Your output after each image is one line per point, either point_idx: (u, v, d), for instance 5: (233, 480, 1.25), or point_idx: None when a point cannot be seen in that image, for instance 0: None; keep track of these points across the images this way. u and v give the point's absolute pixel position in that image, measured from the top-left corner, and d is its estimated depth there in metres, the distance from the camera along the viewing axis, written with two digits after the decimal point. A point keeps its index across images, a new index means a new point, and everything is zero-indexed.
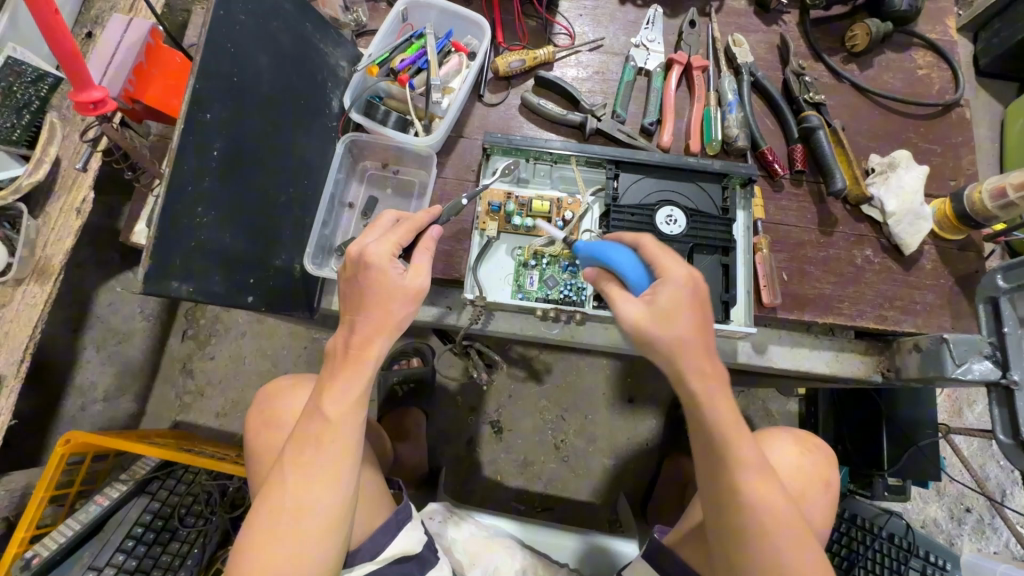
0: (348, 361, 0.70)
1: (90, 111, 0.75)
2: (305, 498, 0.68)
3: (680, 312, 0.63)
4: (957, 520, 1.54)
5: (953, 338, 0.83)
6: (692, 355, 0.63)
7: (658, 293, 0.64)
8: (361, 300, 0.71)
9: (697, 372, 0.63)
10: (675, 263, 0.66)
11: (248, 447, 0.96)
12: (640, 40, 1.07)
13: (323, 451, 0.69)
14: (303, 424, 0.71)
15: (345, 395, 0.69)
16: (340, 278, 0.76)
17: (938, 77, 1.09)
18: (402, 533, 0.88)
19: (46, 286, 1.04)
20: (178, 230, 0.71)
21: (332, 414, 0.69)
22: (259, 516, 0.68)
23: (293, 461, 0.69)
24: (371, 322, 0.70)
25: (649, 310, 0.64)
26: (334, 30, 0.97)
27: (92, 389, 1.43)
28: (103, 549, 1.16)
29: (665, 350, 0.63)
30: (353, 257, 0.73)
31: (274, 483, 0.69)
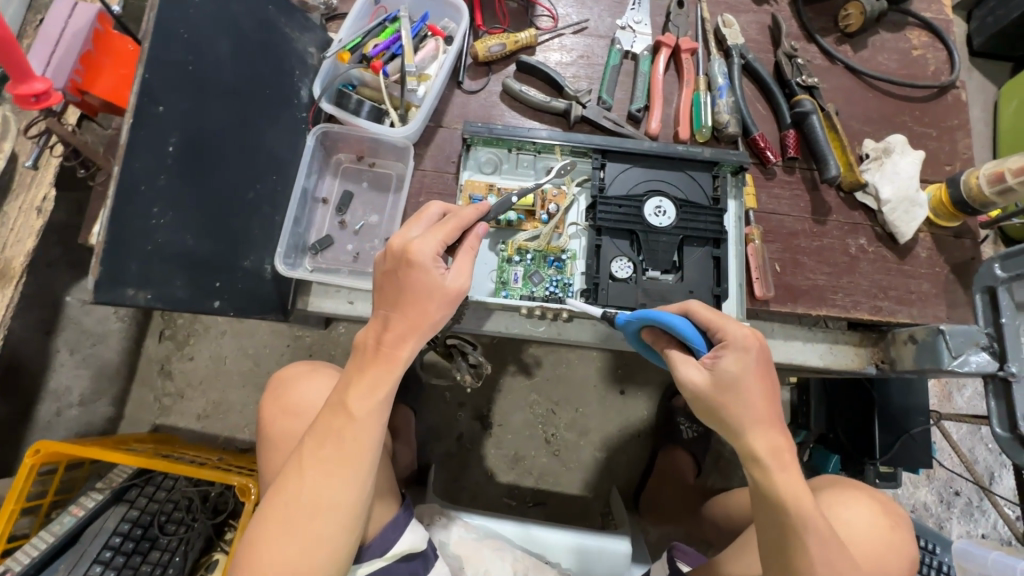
0: (378, 358, 0.68)
1: (32, 104, 0.70)
2: (323, 494, 0.65)
3: (746, 382, 0.65)
4: (946, 504, 1.55)
5: (950, 329, 0.81)
6: (758, 423, 0.66)
7: (722, 360, 0.66)
8: (400, 298, 0.69)
9: (770, 446, 0.65)
10: (736, 328, 0.68)
11: (263, 433, 0.92)
12: (626, 22, 1.02)
13: (344, 448, 0.66)
14: (324, 418, 0.68)
15: (371, 392, 0.67)
16: (377, 270, 0.72)
17: (934, 58, 1.05)
18: (408, 529, 0.85)
19: (6, 290, 0.98)
20: (132, 232, 0.66)
21: (357, 411, 0.67)
22: (273, 506, 0.65)
23: (314, 454, 0.66)
24: (405, 319, 0.68)
25: (715, 378, 0.66)
26: (301, 14, 0.91)
27: (67, 394, 1.36)
28: (80, 561, 1.11)
29: (737, 421, 0.66)
30: (393, 250, 0.71)
31: (290, 474, 0.65)
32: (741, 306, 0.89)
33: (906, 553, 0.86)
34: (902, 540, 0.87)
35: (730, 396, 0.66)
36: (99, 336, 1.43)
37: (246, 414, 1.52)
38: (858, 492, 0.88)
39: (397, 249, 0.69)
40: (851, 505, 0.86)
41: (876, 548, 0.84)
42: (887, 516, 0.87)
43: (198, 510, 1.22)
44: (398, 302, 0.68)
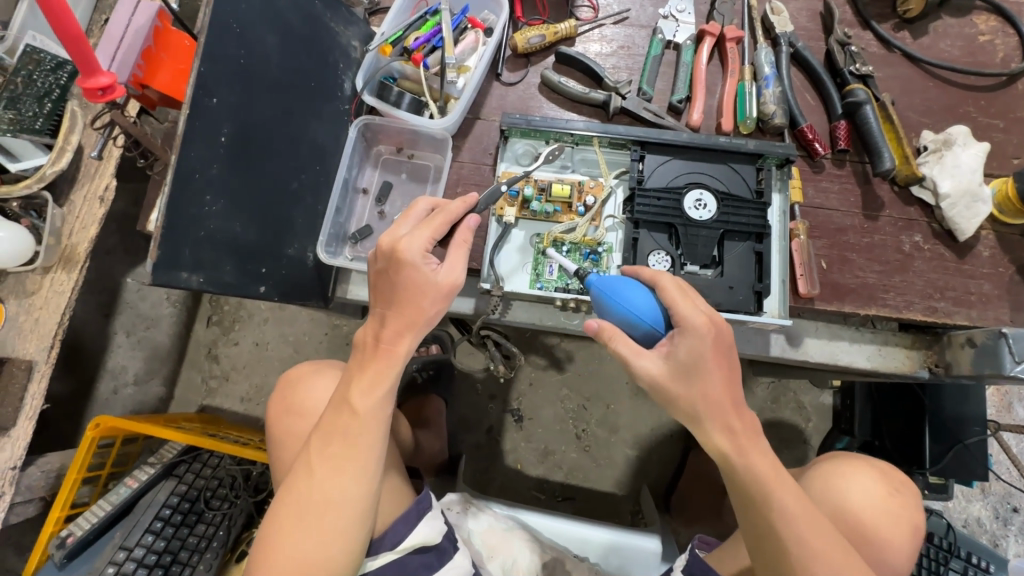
0: (377, 355, 0.69)
1: (99, 98, 0.73)
2: (332, 489, 0.67)
3: (703, 364, 0.64)
4: (1002, 520, 1.46)
5: (1014, 332, 0.77)
6: (719, 415, 0.65)
7: (677, 344, 0.66)
8: (389, 298, 0.69)
9: (722, 423, 0.65)
10: (693, 310, 0.66)
11: (273, 434, 0.92)
12: (670, 10, 0.99)
13: (350, 444, 0.68)
14: (330, 415, 0.70)
15: (372, 388, 0.69)
16: (369, 267, 0.72)
17: (1003, 44, 0.98)
18: (423, 522, 0.83)
19: (72, 274, 1.06)
20: (187, 219, 0.69)
21: (361, 407, 0.68)
22: (286, 504, 0.67)
23: (321, 452, 0.68)
24: (402, 317, 0.68)
25: (671, 366, 0.66)
26: (345, 8, 0.93)
27: (123, 373, 1.45)
28: (133, 529, 1.18)
29: (690, 402, 0.65)
30: (383, 249, 0.70)
31: (300, 472, 0.68)
32: (784, 303, 0.86)
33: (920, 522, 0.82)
34: (915, 510, 0.83)
35: (685, 383, 0.65)
36: (153, 320, 1.51)
37: None
38: (860, 464, 0.84)
39: (387, 248, 0.69)
40: (855, 477, 0.82)
41: (883, 523, 0.78)
42: (891, 485, 0.83)
43: (240, 488, 1.28)
44: (393, 300, 0.69)
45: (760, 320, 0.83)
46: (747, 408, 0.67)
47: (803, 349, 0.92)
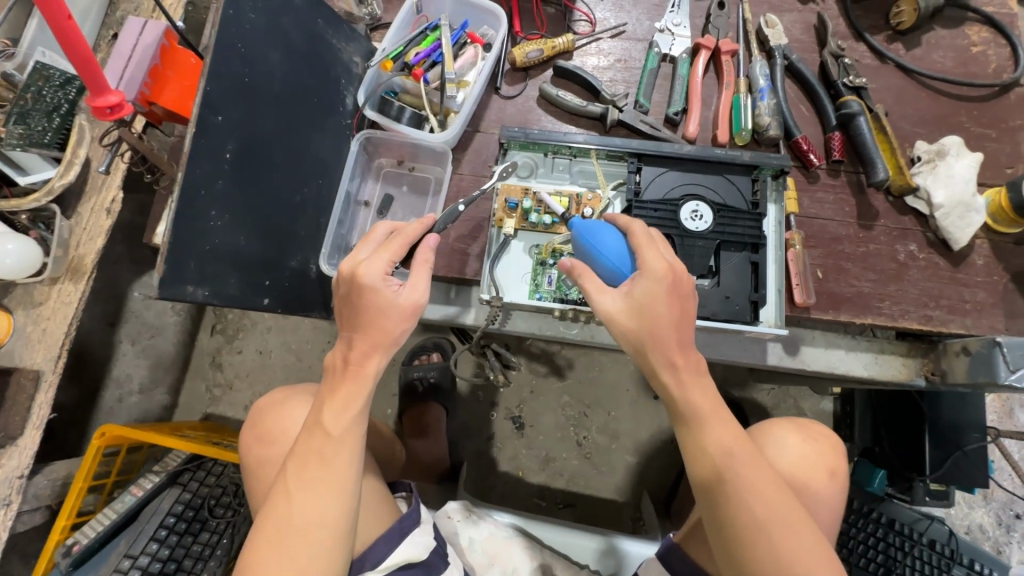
0: (347, 375, 0.70)
1: (108, 116, 0.76)
2: (309, 512, 0.67)
3: (655, 306, 0.66)
4: (1005, 527, 1.46)
5: (1008, 341, 0.77)
6: (666, 354, 0.66)
7: (634, 285, 0.68)
8: (353, 320, 0.71)
9: (666, 364, 0.66)
10: (656, 256, 0.68)
11: (247, 465, 0.93)
12: (665, 24, 1.01)
13: (324, 465, 0.69)
14: (303, 440, 0.70)
15: (343, 409, 0.69)
16: (335, 294, 0.74)
17: (995, 55, 1.00)
18: (405, 541, 0.84)
19: (80, 284, 1.08)
20: (192, 234, 0.71)
21: (333, 428, 0.69)
22: (265, 531, 0.67)
23: (297, 476, 0.69)
24: (367, 338, 0.69)
25: (627, 304, 0.67)
26: (347, 25, 0.95)
27: (129, 381, 1.47)
28: (138, 538, 1.19)
29: (638, 341, 0.67)
30: (345, 275, 0.72)
31: (278, 498, 0.68)
32: (780, 313, 0.87)
33: (840, 462, 0.87)
34: (831, 453, 0.86)
35: (636, 321, 0.67)
36: (158, 328, 1.52)
37: None
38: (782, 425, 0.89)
39: (347, 274, 0.71)
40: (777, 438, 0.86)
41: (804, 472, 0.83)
42: (807, 434, 0.88)
43: (244, 495, 1.30)
44: (359, 323, 0.70)
45: (757, 329, 0.84)
46: (693, 348, 0.68)
47: (800, 358, 0.93)
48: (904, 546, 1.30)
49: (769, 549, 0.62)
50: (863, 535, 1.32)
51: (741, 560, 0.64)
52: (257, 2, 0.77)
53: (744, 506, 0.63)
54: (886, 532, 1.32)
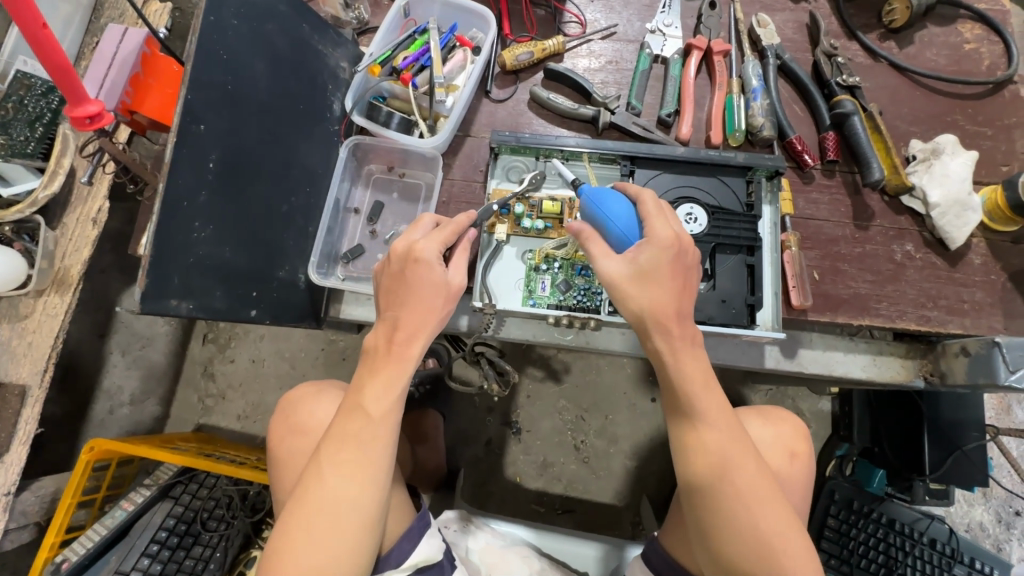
0: (389, 358, 0.69)
1: (87, 126, 0.73)
2: (343, 498, 0.65)
3: (659, 272, 0.68)
4: (1005, 524, 1.45)
5: (1007, 341, 0.77)
6: (665, 323, 0.67)
7: (639, 252, 0.69)
8: (400, 299, 0.70)
9: (660, 322, 0.67)
10: (664, 225, 0.69)
11: (273, 454, 0.88)
12: (656, 25, 1.00)
13: (361, 449, 0.67)
14: (340, 421, 0.69)
15: (386, 392, 0.68)
16: (377, 271, 0.74)
17: (988, 52, 0.99)
18: (424, 539, 0.84)
19: (65, 296, 1.05)
20: (175, 246, 0.69)
21: (373, 411, 0.68)
22: (294, 513, 0.65)
23: (332, 457, 0.67)
24: (413, 319, 0.69)
25: (631, 268, 0.69)
26: (333, 30, 0.93)
27: (119, 393, 1.45)
28: (129, 553, 1.17)
29: (637, 305, 0.68)
30: (396, 254, 0.72)
31: (310, 480, 0.66)
32: (777, 316, 0.86)
33: (803, 446, 0.86)
34: (794, 436, 0.86)
35: (637, 283, 0.68)
36: (148, 339, 1.50)
37: None
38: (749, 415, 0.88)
39: (402, 250, 0.71)
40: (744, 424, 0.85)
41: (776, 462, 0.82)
42: (769, 420, 0.87)
43: (237, 508, 1.27)
44: (402, 302, 0.70)
45: (753, 333, 0.83)
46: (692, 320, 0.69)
47: (797, 360, 0.92)
48: (905, 546, 1.30)
49: (738, 518, 0.64)
50: (864, 536, 1.31)
51: (714, 535, 0.65)
52: (240, 8, 0.76)
53: (718, 474, 0.65)
54: (887, 532, 1.31)
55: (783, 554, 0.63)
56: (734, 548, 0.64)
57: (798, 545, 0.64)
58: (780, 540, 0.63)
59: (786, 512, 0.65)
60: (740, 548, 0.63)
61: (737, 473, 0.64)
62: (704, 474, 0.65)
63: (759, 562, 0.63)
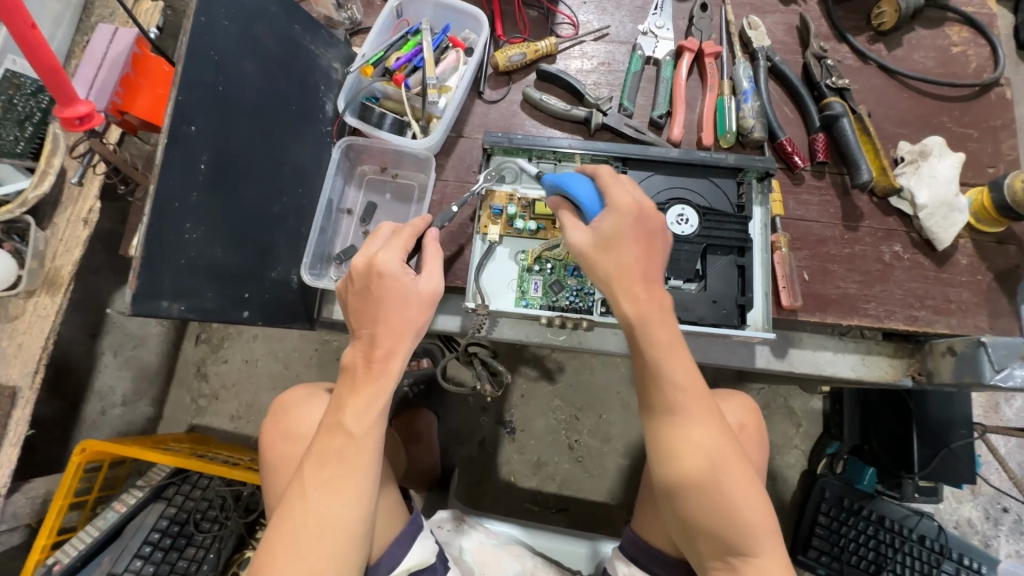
0: (369, 375, 0.68)
1: (77, 126, 0.73)
2: (327, 513, 0.65)
3: (622, 240, 0.68)
4: (992, 521, 1.47)
5: (992, 341, 0.78)
6: (630, 285, 0.68)
7: (602, 221, 0.69)
8: (370, 312, 0.70)
9: (662, 340, 0.67)
10: (623, 192, 0.70)
11: (265, 460, 0.89)
12: (648, 27, 1.01)
13: (345, 466, 0.66)
14: (322, 438, 0.68)
15: (367, 409, 0.68)
16: (343, 290, 0.73)
17: (975, 55, 1.00)
18: (416, 543, 0.84)
19: (56, 297, 1.05)
20: (166, 247, 0.69)
21: (356, 430, 0.67)
22: (281, 529, 0.65)
23: (315, 476, 0.66)
24: (390, 334, 0.69)
25: (595, 238, 0.70)
26: (326, 31, 0.93)
27: (111, 394, 1.44)
28: (122, 555, 1.16)
29: (604, 275, 0.69)
30: (358, 268, 0.72)
31: (294, 498, 0.66)
32: (767, 316, 0.87)
33: (755, 420, 0.87)
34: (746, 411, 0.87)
35: (602, 254, 0.69)
36: (140, 339, 1.50)
37: None
38: None
39: (363, 266, 0.71)
40: None
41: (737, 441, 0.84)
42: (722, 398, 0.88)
43: (230, 509, 1.26)
44: (378, 317, 0.69)
45: (744, 333, 0.84)
46: (658, 284, 0.69)
47: (787, 360, 0.93)
48: (894, 543, 1.32)
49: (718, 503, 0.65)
50: (853, 534, 1.33)
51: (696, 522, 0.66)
52: (230, 8, 0.76)
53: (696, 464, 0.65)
54: (877, 529, 1.33)
55: (752, 523, 0.65)
56: (708, 519, 0.66)
57: (765, 513, 0.67)
58: (751, 510, 0.65)
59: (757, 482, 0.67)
60: (714, 521, 0.65)
61: (711, 451, 0.65)
62: (681, 447, 0.65)
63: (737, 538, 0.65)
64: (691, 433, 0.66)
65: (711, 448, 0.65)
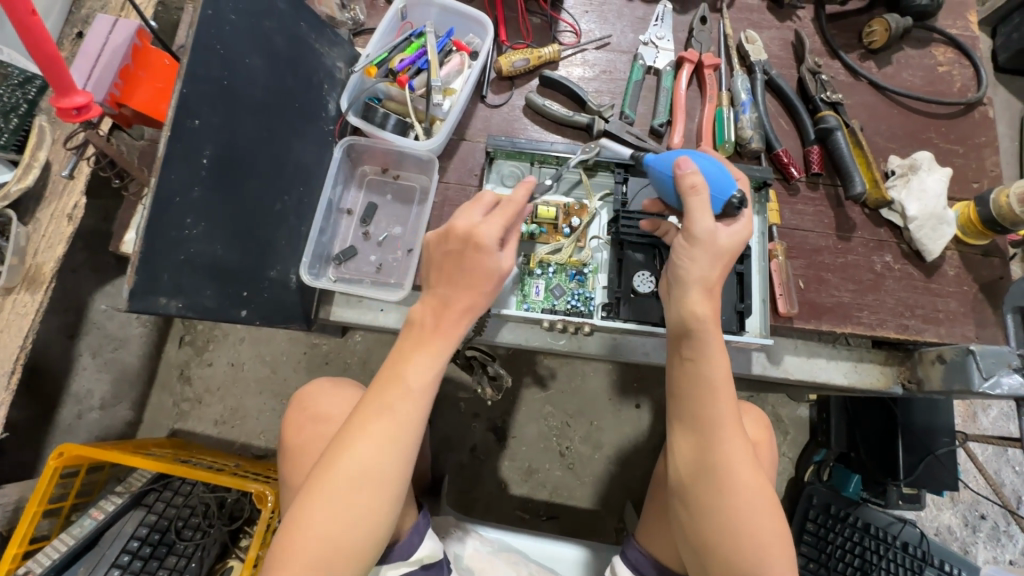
0: (437, 332, 0.69)
1: (74, 117, 0.71)
2: (370, 469, 0.64)
3: (732, 253, 0.73)
4: (971, 528, 1.51)
5: (980, 349, 0.80)
6: (713, 290, 0.73)
7: (728, 230, 0.73)
8: (458, 277, 0.69)
9: (713, 364, 0.71)
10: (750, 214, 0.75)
11: (286, 445, 0.86)
12: (649, 38, 1.02)
13: (393, 422, 0.66)
14: (376, 391, 0.68)
15: (427, 365, 0.68)
16: (432, 244, 0.70)
17: (960, 74, 1.04)
18: (427, 535, 0.83)
19: (36, 295, 1.01)
20: (166, 243, 0.68)
21: (414, 385, 0.67)
22: (322, 481, 0.64)
23: (363, 428, 0.65)
24: (464, 296, 0.68)
25: (717, 241, 0.71)
26: (330, 30, 0.93)
27: (88, 397, 1.39)
28: (99, 564, 1.12)
29: (701, 275, 0.72)
30: (456, 232, 0.68)
31: (339, 449, 0.65)
32: (765, 322, 0.89)
33: (768, 437, 0.90)
34: (760, 428, 0.90)
35: (708, 254, 0.72)
36: (121, 340, 1.44)
37: (262, 420, 1.50)
38: (752, 411, 0.92)
39: (463, 233, 0.67)
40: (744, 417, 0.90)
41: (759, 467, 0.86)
42: (765, 430, 0.91)
43: (214, 516, 1.21)
44: (458, 278, 0.68)
45: (743, 339, 0.85)
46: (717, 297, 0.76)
47: (783, 367, 0.94)
48: (880, 550, 1.34)
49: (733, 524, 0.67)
50: (840, 540, 1.34)
51: (714, 541, 0.68)
52: (238, 4, 0.75)
53: (725, 489, 0.68)
54: (862, 536, 1.35)
55: (765, 556, 0.67)
56: (724, 542, 0.68)
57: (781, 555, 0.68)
58: (764, 538, 0.67)
59: (777, 517, 0.69)
60: (732, 545, 0.67)
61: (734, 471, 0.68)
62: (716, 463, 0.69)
63: (743, 559, 0.67)
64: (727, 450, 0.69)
65: (740, 473, 0.68)
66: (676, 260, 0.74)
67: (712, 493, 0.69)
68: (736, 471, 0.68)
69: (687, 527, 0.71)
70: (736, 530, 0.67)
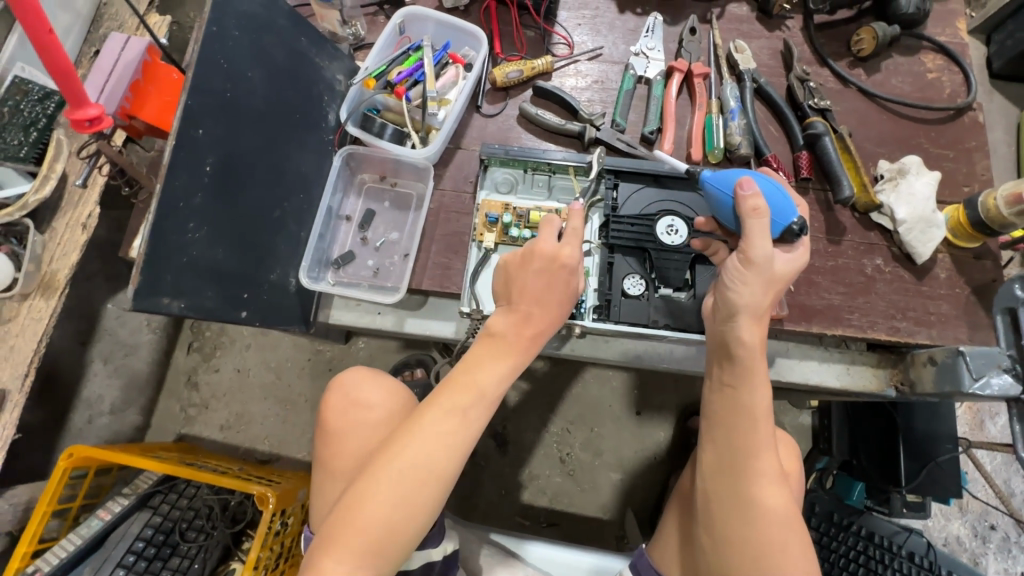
0: (519, 344, 0.73)
1: (87, 129, 0.75)
2: (428, 461, 0.66)
3: (787, 278, 0.74)
4: (981, 538, 1.48)
5: (969, 350, 0.80)
6: (765, 313, 0.74)
7: (785, 258, 0.73)
8: (539, 290, 0.73)
9: (754, 392, 0.73)
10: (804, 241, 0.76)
11: (325, 425, 0.88)
12: (640, 48, 1.05)
13: (460, 420, 0.69)
14: (446, 389, 0.70)
15: (502, 373, 0.72)
16: (523, 264, 0.73)
17: (949, 80, 1.06)
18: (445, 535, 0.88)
19: (51, 300, 1.05)
20: (170, 246, 0.71)
21: (487, 390, 0.71)
22: (381, 471, 0.66)
23: (431, 421, 0.68)
24: (545, 315, 0.73)
25: (773, 267, 0.72)
26: (331, 45, 0.97)
27: (99, 402, 1.42)
28: (104, 564, 1.13)
29: (756, 294, 0.72)
30: (547, 254, 0.74)
31: (404, 438, 0.67)
32: None
33: (799, 467, 0.91)
34: (793, 458, 0.91)
35: (764, 276, 0.72)
36: (131, 347, 1.48)
37: (266, 426, 1.53)
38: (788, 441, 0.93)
39: (561, 256, 0.74)
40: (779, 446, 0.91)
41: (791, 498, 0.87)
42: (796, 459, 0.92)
43: (217, 518, 1.24)
44: (540, 298, 0.73)
45: None
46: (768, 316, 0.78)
47: (775, 369, 0.95)
48: (884, 560, 1.30)
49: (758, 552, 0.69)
50: (843, 549, 1.31)
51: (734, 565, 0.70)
52: (241, 20, 0.79)
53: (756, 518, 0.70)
54: (867, 545, 1.32)
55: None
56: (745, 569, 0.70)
57: None
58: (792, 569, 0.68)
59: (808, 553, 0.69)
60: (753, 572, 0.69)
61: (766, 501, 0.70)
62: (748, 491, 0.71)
63: None
64: (758, 478, 0.71)
65: (771, 502, 0.70)
66: (727, 283, 0.73)
67: (741, 520, 0.71)
68: (768, 500, 0.70)
69: (711, 552, 0.74)
70: (759, 554, 0.69)
